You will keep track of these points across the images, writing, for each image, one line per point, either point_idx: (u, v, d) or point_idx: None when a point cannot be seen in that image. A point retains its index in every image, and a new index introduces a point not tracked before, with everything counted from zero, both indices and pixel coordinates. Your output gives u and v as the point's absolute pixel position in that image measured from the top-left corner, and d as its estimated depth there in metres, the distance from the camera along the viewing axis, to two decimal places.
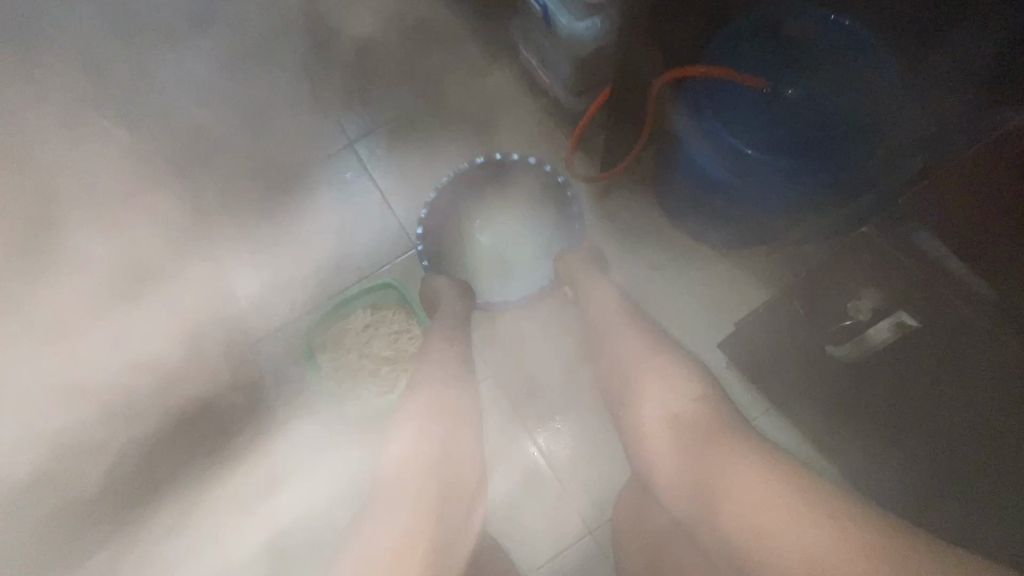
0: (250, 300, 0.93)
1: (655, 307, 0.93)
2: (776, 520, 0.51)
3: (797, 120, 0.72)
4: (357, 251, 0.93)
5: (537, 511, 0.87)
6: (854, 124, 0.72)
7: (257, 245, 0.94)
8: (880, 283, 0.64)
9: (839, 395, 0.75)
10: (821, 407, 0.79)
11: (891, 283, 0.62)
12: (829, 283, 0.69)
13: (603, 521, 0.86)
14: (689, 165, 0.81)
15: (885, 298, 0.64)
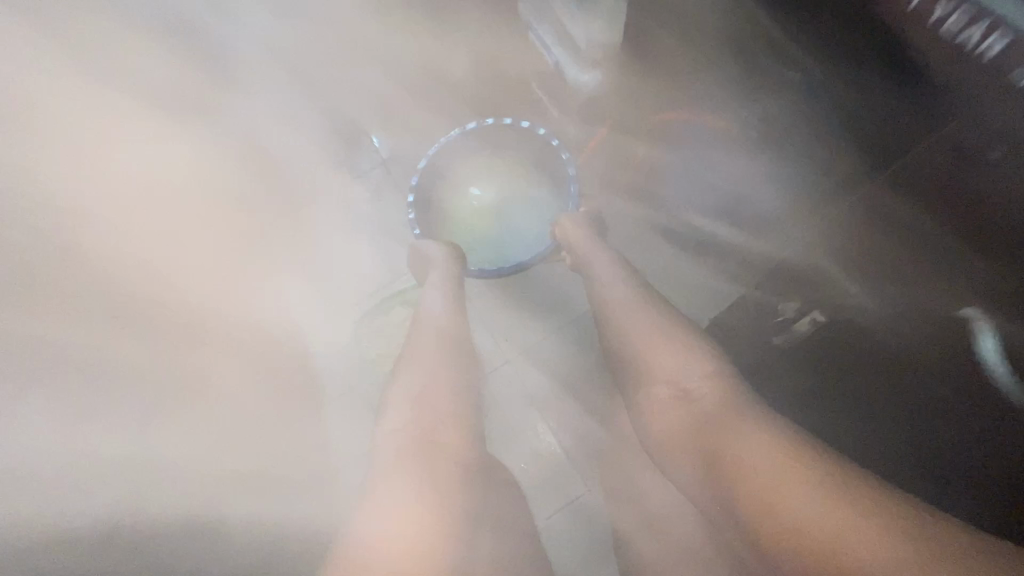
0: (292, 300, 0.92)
1: (668, 290, 0.94)
2: (784, 517, 0.43)
3: (816, 92, 0.52)
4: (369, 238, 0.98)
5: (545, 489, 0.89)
6: (836, 69, 0.48)
7: (279, 228, 0.91)
8: (816, 263, 0.56)
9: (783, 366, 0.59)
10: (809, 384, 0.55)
11: (855, 226, 0.51)
12: (777, 271, 0.65)
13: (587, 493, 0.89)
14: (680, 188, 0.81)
15: (812, 288, 0.58)
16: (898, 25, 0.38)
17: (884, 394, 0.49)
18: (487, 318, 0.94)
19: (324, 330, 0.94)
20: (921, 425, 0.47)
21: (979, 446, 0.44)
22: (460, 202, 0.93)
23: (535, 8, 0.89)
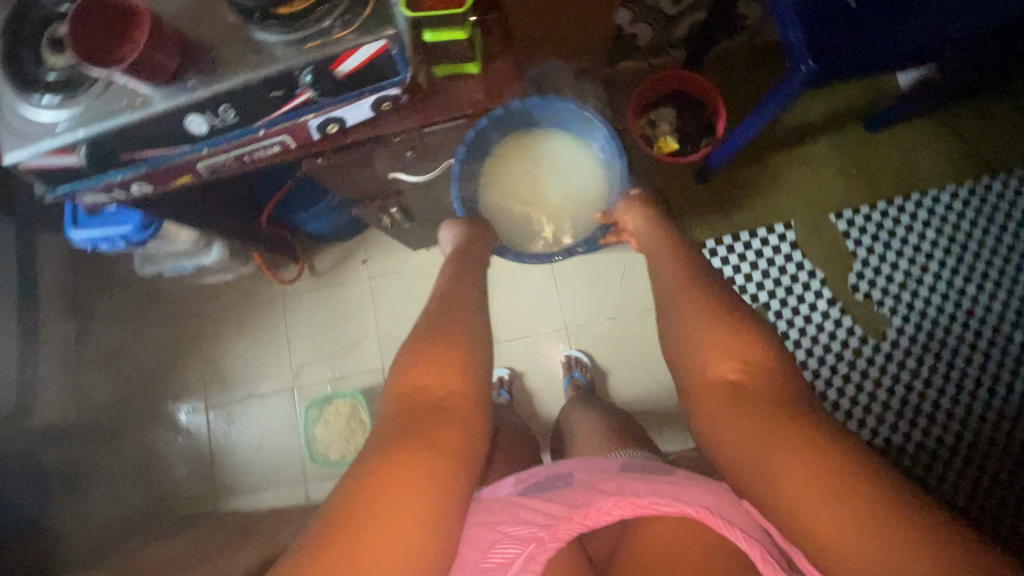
0: (266, 506, 1.14)
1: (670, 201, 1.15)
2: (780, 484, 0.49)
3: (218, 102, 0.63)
4: (290, 383, 1.18)
5: (523, 328, 1.16)
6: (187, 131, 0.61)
7: (217, 465, 1.18)
8: (696, 94, 1.09)
9: (743, 190, 1.14)
10: (764, 187, 1.14)
11: (632, 101, 1.08)
12: (664, 113, 1.09)
13: (559, 324, 1.15)
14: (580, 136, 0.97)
15: (663, 110, 1.09)
16: (315, 150, 0.68)
17: (783, 143, 1.15)
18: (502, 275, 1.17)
19: (256, 474, 1.17)
20: (781, 138, 1.15)
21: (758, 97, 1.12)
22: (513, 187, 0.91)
23: (151, 262, 1.00)
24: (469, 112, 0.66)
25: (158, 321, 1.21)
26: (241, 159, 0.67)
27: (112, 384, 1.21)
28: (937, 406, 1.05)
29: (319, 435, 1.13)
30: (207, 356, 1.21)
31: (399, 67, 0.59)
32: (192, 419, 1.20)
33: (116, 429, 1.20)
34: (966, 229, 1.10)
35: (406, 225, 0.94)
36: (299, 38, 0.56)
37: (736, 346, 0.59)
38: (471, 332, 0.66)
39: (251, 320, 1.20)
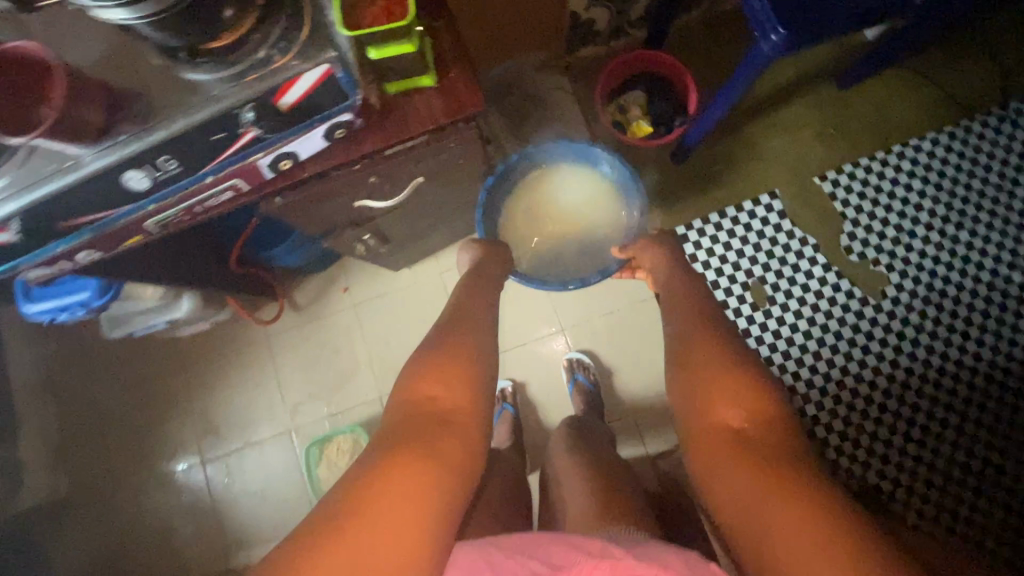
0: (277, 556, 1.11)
1: (650, 185, 1.12)
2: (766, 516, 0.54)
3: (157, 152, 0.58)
4: (285, 425, 1.14)
5: (517, 336, 1.12)
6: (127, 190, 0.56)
7: (217, 520, 1.13)
8: (664, 74, 1.06)
9: (723, 165, 1.11)
10: (744, 158, 1.11)
11: (600, 89, 1.04)
12: (634, 98, 1.06)
13: (555, 327, 1.11)
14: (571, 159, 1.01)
15: (632, 95, 1.06)
16: (270, 190, 0.63)
17: (758, 112, 1.12)
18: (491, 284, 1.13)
19: (262, 523, 1.12)
20: (756, 107, 1.12)
21: (728, 67, 1.09)
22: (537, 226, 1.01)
23: (118, 324, 0.94)
24: (431, 127, 0.61)
25: (139, 381, 1.16)
26: (191, 209, 0.62)
27: (96, 448, 1.15)
28: (945, 357, 1.04)
29: (324, 476, 1.08)
30: (194, 407, 1.15)
31: (348, 91, 0.55)
32: (186, 474, 1.15)
33: (104, 495, 1.14)
34: (951, 175, 1.08)
35: (382, 249, 0.90)
36: (237, 71, 0.51)
37: (736, 397, 0.65)
38: (471, 379, 0.67)
39: (236, 364, 1.15)
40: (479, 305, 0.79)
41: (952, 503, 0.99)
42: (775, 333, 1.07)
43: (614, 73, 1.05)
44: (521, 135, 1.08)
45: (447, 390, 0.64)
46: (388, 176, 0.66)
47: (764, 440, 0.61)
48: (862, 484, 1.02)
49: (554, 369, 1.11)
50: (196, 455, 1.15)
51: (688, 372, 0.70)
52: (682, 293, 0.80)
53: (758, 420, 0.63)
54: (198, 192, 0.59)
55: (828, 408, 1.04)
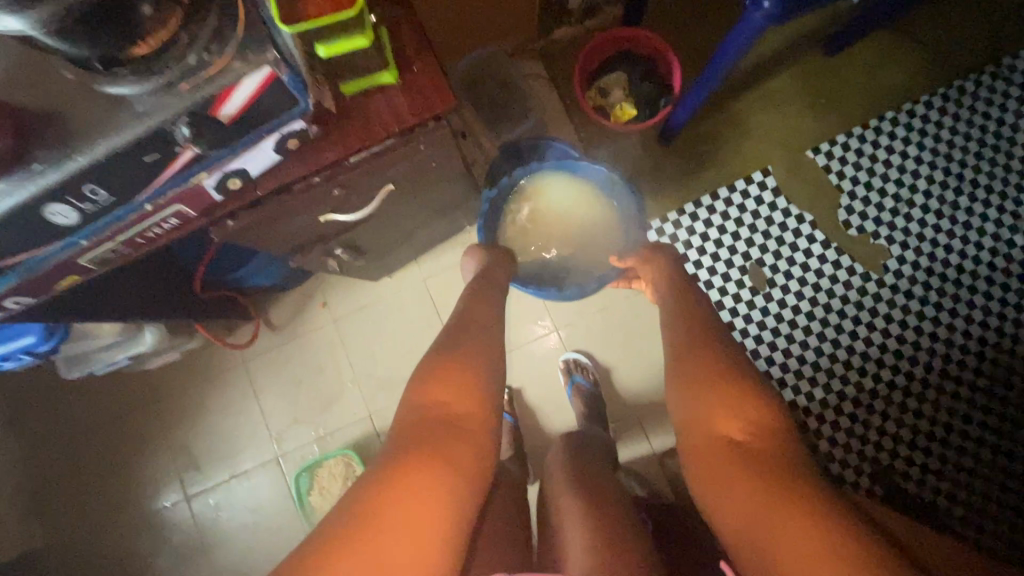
0: None
1: (638, 172, 1.06)
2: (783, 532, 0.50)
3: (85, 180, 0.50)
4: (271, 452, 1.07)
5: (511, 340, 1.06)
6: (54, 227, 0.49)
7: (206, 559, 1.06)
8: (644, 52, 1.00)
9: (712, 144, 1.06)
10: (734, 136, 1.06)
11: (577, 73, 0.98)
12: (614, 80, 1.00)
13: (550, 328, 1.06)
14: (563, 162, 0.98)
15: (612, 77, 1.00)
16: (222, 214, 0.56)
17: (744, 86, 1.06)
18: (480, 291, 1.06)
19: (252, 558, 1.05)
20: (742, 81, 1.07)
21: (710, 40, 1.03)
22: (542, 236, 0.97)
23: (76, 364, 0.87)
24: (398, 130, 0.55)
25: (111, 420, 1.08)
26: (133, 242, 0.55)
27: (71, 493, 1.08)
28: (952, 328, 1.00)
29: (316, 502, 1.01)
30: (172, 441, 1.08)
31: (297, 97, 0.49)
32: (169, 513, 1.07)
33: (83, 542, 1.07)
34: (947, 138, 1.04)
35: (357, 262, 0.83)
36: (163, 83, 0.44)
37: (738, 406, 0.61)
38: (464, 404, 0.61)
39: (214, 393, 1.08)
40: (485, 317, 0.74)
41: (968, 480, 0.96)
42: (776, 316, 1.03)
43: (592, 55, 0.99)
44: (499, 127, 1.01)
45: (444, 417, 0.59)
46: (355, 188, 0.59)
47: (764, 449, 0.57)
48: (875, 466, 0.99)
49: (552, 372, 1.05)
50: (179, 492, 1.08)
51: (692, 377, 0.65)
52: (684, 302, 0.77)
53: (755, 429, 0.59)
54: (137, 223, 0.52)
55: (836, 390, 1.01)
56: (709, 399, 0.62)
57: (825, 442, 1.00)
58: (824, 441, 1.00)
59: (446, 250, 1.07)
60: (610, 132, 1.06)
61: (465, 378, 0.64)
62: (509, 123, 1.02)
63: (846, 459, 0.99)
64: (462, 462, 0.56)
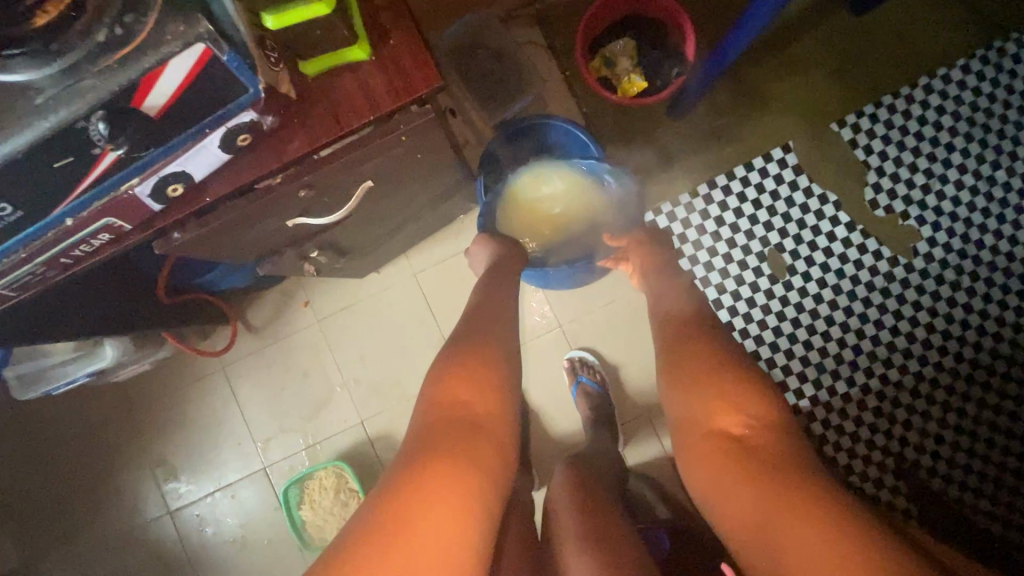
0: None
1: (646, 152, 0.96)
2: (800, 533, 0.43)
3: None
4: (258, 463, 1.00)
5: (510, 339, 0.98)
6: None
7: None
8: (654, 17, 0.90)
9: (727, 119, 0.96)
10: (751, 109, 0.96)
11: (578, 41, 0.87)
12: (619, 48, 0.89)
13: (552, 325, 0.98)
14: (565, 140, 0.88)
15: (617, 45, 0.90)
16: (165, 227, 0.47)
17: (763, 53, 0.96)
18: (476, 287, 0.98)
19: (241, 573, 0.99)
20: (762, 46, 0.96)
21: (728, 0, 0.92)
22: (541, 224, 0.88)
23: (33, 383, 0.78)
24: (372, 119, 0.45)
25: (84, 433, 1.01)
26: (60, 262, 0.45)
27: (44, 511, 1.01)
28: (985, 315, 0.94)
29: (308, 518, 0.94)
30: (149, 454, 1.01)
31: (245, 84, 0.39)
32: (149, 530, 1.00)
33: (60, 562, 1.00)
34: (984, 106, 0.95)
35: (338, 264, 0.74)
36: (68, 68, 0.34)
37: (741, 398, 0.54)
38: (472, 420, 0.51)
39: (193, 402, 1.01)
40: (499, 313, 0.63)
41: (998, 474, 0.91)
42: (797, 306, 0.96)
43: (595, 19, 0.88)
44: (492, 103, 0.91)
45: (465, 420, 0.50)
46: (326, 188, 0.50)
47: (766, 445, 0.51)
48: (901, 462, 0.93)
49: (556, 371, 0.98)
50: (160, 508, 1.01)
51: (687, 366, 0.59)
52: (674, 295, 0.70)
53: (756, 422, 0.52)
54: (58, 242, 0.43)
55: (859, 384, 0.95)
56: (705, 395, 0.55)
57: (848, 438, 0.94)
58: (847, 437, 0.94)
59: (439, 242, 0.98)
60: (615, 107, 0.96)
61: (481, 389, 0.53)
62: (503, 99, 0.91)
63: (870, 456, 0.94)
64: (481, 485, 0.47)
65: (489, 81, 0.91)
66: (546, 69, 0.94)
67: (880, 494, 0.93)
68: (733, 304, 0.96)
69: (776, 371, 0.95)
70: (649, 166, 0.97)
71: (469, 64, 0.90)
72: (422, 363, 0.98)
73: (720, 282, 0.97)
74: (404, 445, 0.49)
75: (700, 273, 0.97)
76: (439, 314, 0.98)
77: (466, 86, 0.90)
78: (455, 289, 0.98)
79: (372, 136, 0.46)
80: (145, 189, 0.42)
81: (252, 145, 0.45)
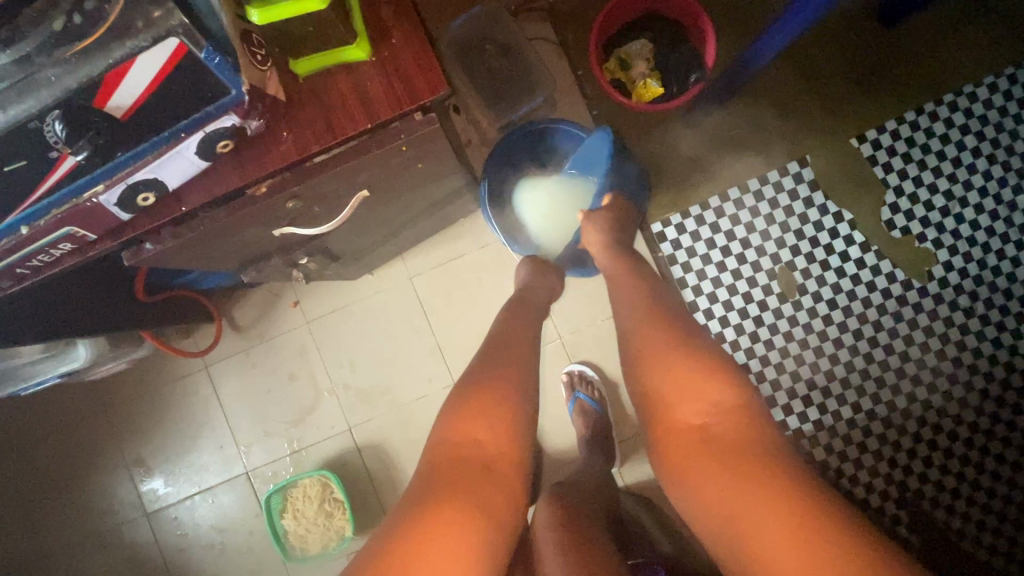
0: None
1: (657, 161, 0.92)
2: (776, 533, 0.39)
3: None
4: (239, 468, 0.96)
5: None
6: None
7: None
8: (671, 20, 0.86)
9: (742, 130, 0.92)
10: (768, 120, 0.92)
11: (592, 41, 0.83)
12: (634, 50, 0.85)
13: (552, 337, 0.94)
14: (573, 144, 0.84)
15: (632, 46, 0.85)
16: (136, 236, 0.42)
17: (783, 62, 0.92)
18: (474, 293, 0.93)
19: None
20: (783, 55, 0.92)
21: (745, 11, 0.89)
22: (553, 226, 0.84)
23: None
24: (370, 128, 0.41)
25: (58, 429, 0.97)
26: (14, 270, 0.41)
27: (15, 508, 0.97)
28: (997, 344, 0.91)
29: (290, 528, 0.90)
30: (126, 454, 0.97)
31: (226, 87, 0.34)
32: (123, 532, 0.96)
33: (29, 562, 0.96)
34: (1009, 127, 0.91)
35: (329, 270, 0.70)
36: (18, 58, 0.30)
37: (689, 376, 0.48)
38: (471, 458, 0.46)
39: (174, 402, 0.96)
40: (503, 335, 0.59)
41: (1003, 507, 0.89)
42: (806, 327, 0.92)
43: (610, 18, 0.84)
44: (499, 103, 0.86)
45: (462, 460, 0.46)
46: (316, 198, 0.45)
47: (726, 430, 0.45)
48: (904, 492, 0.90)
49: (553, 384, 0.94)
50: (135, 510, 0.97)
51: (633, 353, 0.54)
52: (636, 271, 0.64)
53: (714, 406, 0.46)
54: (9, 250, 0.38)
55: (865, 410, 0.92)
56: (660, 376, 0.50)
57: (851, 465, 0.91)
58: (850, 464, 0.92)
59: (436, 247, 0.94)
60: (627, 113, 0.91)
61: (484, 422, 0.48)
62: (510, 99, 0.86)
63: (872, 485, 0.91)
64: (484, 537, 0.43)
65: (498, 78, 0.86)
66: (557, 69, 0.89)
67: (881, 522, 0.91)
68: (739, 322, 0.93)
69: (781, 394, 0.92)
70: (659, 175, 0.93)
71: (476, 59, 0.85)
72: (414, 369, 0.94)
73: (727, 299, 0.93)
74: (408, 489, 0.46)
75: (707, 289, 0.93)
76: (434, 322, 0.94)
77: (472, 84, 0.85)
78: (451, 295, 0.94)
79: (369, 146, 0.42)
80: (112, 197, 0.37)
81: (234, 150, 0.40)
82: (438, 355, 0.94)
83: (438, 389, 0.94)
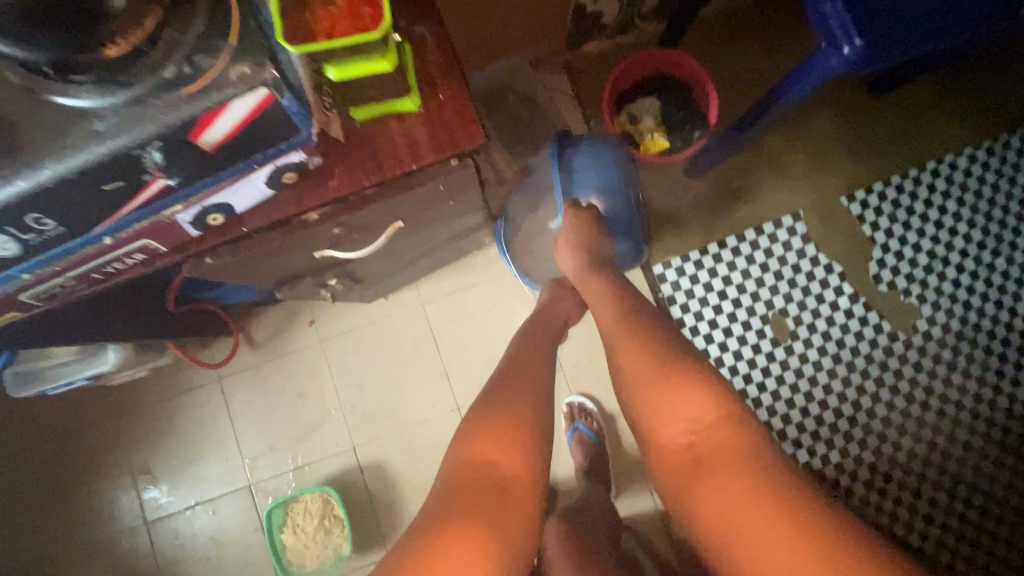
0: None
1: (660, 208, 0.99)
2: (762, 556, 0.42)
3: None
4: (243, 480, 0.98)
5: None
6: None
7: None
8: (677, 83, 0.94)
9: (740, 184, 0.99)
10: (765, 176, 0.99)
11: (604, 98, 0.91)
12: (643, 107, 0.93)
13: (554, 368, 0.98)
14: None
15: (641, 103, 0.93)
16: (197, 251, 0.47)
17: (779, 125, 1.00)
18: (483, 322, 0.98)
19: None
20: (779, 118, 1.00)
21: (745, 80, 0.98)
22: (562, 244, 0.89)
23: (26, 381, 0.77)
24: (414, 168, 0.46)
25: (68, 433, 0.99)
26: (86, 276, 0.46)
27: (17, 510, 0.98)
28: (979, 398, 0.95)
29: (288, 543, 0.91)
30: (132, 460, 0.99)
31: (298, 128, 0.40)
32: (122, 539, 0.98)
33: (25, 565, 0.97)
34: (988, 195, 0.98)
35: (352, 292, 0.75)
36: (132, 99, 0.35)
37: (678, 398, 0.51)
38: (483, 472, 0.50)
39: (184, 412, 0.99)
40: (512, 360, 0.63)
41: (985, 558, 0.92)
42: (796, 371, 0.97)
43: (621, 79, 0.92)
44: (517, 147, 0.93)
45: (474, 476, 0.50)
46: (358, 227, 0.51)
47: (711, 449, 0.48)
48: (890, 539, 0.93)
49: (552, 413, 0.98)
50: (135, 517, 0.98)
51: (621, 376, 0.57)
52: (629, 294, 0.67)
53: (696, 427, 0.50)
54: (90, 257, 0.43)
55: (854, 455, 0.95)
56: (647, 398, 0.53)
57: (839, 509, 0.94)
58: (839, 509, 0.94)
59: (449, 276, 0.99)
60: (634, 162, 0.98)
61: (495, 440, 0.52)
62: (527, 144, 0.93)
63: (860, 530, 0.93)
64: (493, 546, 0.46)
65: (517, 125, 0.93)
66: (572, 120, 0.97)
67: None
68: (734, 363, 0.97)
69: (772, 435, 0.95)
70: (662, 221, 0.99)
71: (498, 108, 0.92)
72: (421, 392, 0.98)
73: (722, 341, 0.98)
74: (428, 505, 0.50)
75: (703, 330, 0.98)
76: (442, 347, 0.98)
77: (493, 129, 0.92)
78: (460, 322, 0.98)
79: (410, 183, 0.48)
80: (187, 215, 0.43)
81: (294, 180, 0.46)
82: (444, 380, 0.98)
83: (442, 413, 0.97)
